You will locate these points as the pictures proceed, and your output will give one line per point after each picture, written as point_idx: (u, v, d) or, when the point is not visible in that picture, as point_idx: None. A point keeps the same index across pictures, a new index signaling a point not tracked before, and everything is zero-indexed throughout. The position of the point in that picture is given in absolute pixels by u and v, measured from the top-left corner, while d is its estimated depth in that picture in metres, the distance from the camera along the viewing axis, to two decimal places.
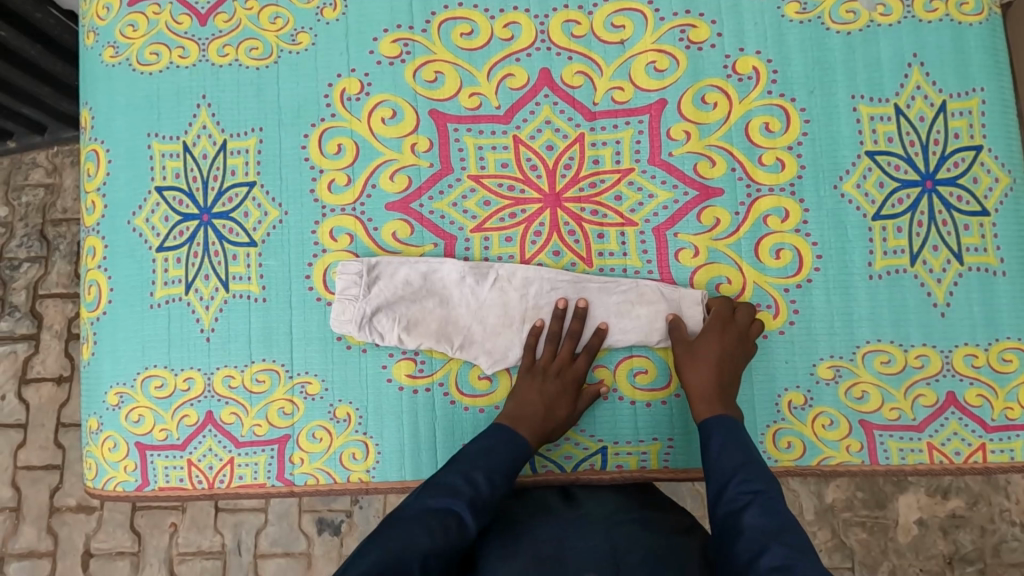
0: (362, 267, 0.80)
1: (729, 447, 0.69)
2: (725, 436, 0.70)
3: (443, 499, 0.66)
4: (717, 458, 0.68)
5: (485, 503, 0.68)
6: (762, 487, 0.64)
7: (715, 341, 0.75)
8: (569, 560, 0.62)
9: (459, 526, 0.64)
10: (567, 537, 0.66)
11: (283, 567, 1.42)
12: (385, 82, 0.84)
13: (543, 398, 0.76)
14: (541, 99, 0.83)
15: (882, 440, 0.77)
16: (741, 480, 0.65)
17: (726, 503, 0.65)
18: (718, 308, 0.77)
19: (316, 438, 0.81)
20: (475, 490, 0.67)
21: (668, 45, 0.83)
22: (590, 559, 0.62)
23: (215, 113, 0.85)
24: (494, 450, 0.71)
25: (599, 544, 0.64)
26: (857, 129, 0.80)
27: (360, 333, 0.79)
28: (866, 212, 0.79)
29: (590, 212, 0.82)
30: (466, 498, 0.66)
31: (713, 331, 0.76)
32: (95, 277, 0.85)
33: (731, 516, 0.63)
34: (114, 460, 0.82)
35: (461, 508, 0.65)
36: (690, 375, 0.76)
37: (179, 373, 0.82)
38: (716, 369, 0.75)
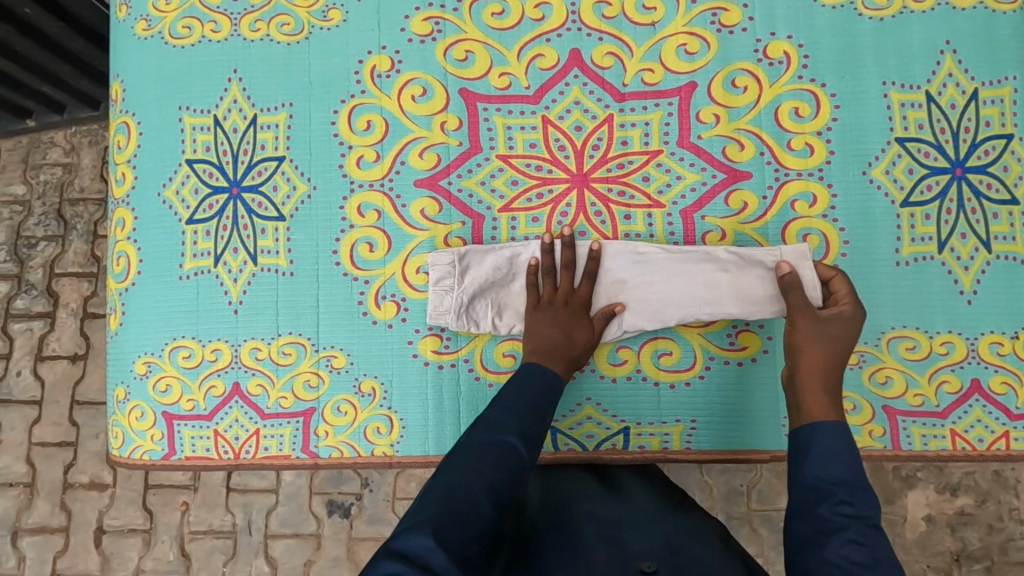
0: (454, 257, 0.80)
1: (841, 460, 0.63)
2: (833, 439, 0.65)
3: (494, 431, 0.65)
4: (818, 466, 0.63)
5: (534, 434, 0.67)
6: (862, 512, 0.59)
7: (845, 328, 0.72)
8: (633, 542, 0.63)
9: (513, 460, 0.63)
10: (625, 527, 0.67)
11: (292, 547, 1.44)
12: (415, 60, 0.84)
13: (569, 326, 0.76)
14: (571, 80, 0.83)
15: (905, 426, 0.77)
16: (841, 497, 0.60)
17: (812, 521, 0.60)
18: (847, 291, 0.75)
19: (341, 412, 0.82)
20: (522, 419, 0.67)
21: (699, 28, 0.83)
22: (649, 545, 0.63)
23: (246, 87, 0.85)
24: (530, 381, 0.71)
25: (655, 539, 0.64)
26: (888, 115, 0.80)
27: (458, 323, 0.79)
28: (895, 198, 0.79)
29: (617, 193, 0.82)
30: (514, 432, 0.65)
31: (847, 314, 0.73)
32: (124, 248, 0.86)
33: (818, 534, 0.58)
34: (140, 429, 0.83)
35: (513, 439, 0.65)
36: (807, 352, 0.71)
37: (207, 345, 0.83)
38: (835, 358, 0.71)
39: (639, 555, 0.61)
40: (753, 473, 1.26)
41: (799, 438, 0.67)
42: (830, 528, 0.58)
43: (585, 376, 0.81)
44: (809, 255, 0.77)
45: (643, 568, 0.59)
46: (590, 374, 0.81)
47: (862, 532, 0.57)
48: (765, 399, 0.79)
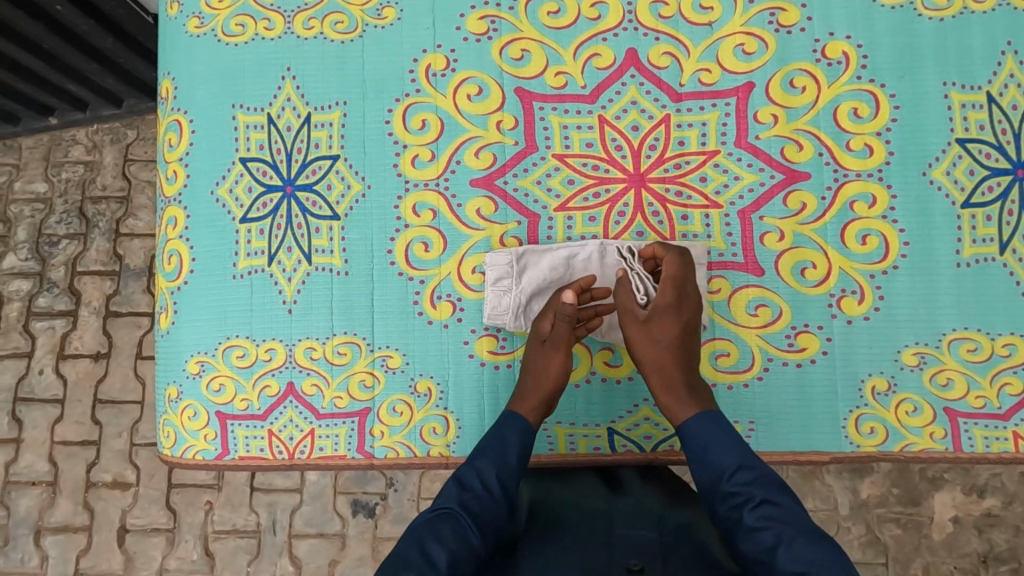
0: (511, 258, 0.80)
1: (717, 448, 0.67)
2: (704, 429, 0.68)
3: (435, 506, 0.66)
4: (699, 466, 0.67)
5: (484, 501, 0.67)
6: (751, 487, 0.64)
7: (673, 318, 0.73)
8: (621, 546, 0.67)
9: (456, 527, 0.64)
10: (618, 523, 0.70)
11: (316, 547, 1.43)
12: (470, 58, 0.84)
13: (541, 361, 0.76)
14: (628, 79, 0.83)
15: (966, 428, 0.77)
16: (734, 483, 0.64)
17: (727, 502, 0.64)
18: (675, 274, 0.74)
19: (396, 412, 0.81)
20: (472, 487, 0.68)
21: (757, 28, 0.82)
22: (641, 547, 0.67)
23: (300, 85, 0.85)
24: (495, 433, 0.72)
25: (648, 533, 0.69)
26: (948, 116, 0.80)
27: (516, 323, 0.80)
28: (955, 199, 0.79)
29: (674, 193, 0.82)
30: (456, 498, 0.66)
31: (665, 305, 0.73)
32: (176, 247, 0.85)
33: (732, 510, 0.64)
34: (194, 428, 0.83)
35: (452, 507, 0.66)
36: (653, 356, 0.72)
37: (261, 344, 0.82)
38: (682, 352, 0.72)
39: (628, 554, 0.66)
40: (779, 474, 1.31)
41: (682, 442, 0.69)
42: (735, 526, 0.63)
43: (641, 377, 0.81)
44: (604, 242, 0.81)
45: (631, 566, 0.64)
46: None
47: (761, 512, 0.62)
48: (825, 402, 0.79)
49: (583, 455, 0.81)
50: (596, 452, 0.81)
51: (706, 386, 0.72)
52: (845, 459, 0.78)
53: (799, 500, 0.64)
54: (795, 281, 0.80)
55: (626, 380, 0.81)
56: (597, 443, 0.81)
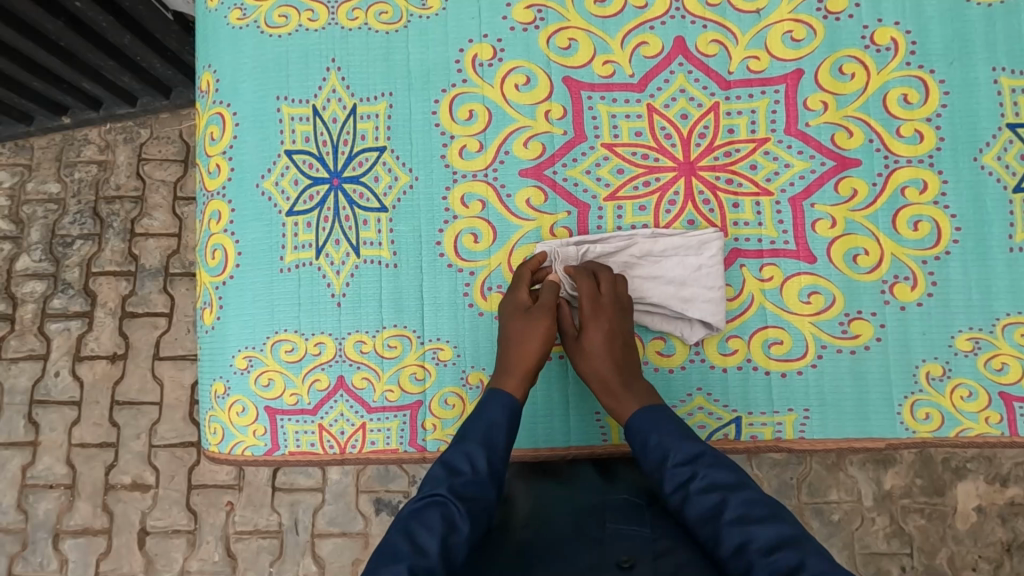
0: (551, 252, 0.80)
1: (656, 436, 0.68)
2: (647, 419, 0.70)
3: (426, 491, 0.63)
4: (644, 454, 0.68)
5: (471, 483, 0.64)
6: (691, 462, 0.65)
7: (601, 331, 0.74)
8: (612, 540, 0.63)
9: (446, 515, 0.60)
10: (609, 518, 0.67)
11: (340, 546, 1.42)
12: (518, 48, 0.83)
13: (524, 331, 0.75)
14: (676, 68, 0.83)
15: (1022, 412, 0.77)
16: (674, 464, 0.65)
17: (671, 479, 0.65)
18: (589, 290, 0.75)
19: (448, 405, 0.80)
20: (463, 473, 0.65)
21: (805, 15, 0.82)
22: (630, 540, 0.62)
23: (345, 77, 0.84)
24: (484, 413, 0.70)
25: (642, 529, 0.65)
26: (998, 101, 0.80)
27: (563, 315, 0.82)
28: (1007, 184, 0.79)
29: (724, 181, 0.81)
30: (443, 484, 0.63)
31: (590, 319, 0.74)
32: (221, 241, 0.84)
33: (680, 488, 0.64)
34: (242, 424, 0.82)
35: (442, 493, 0.62)
36: (595, 371, 0.74)
37: (310, 338, 0.81)
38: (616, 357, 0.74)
39: (619, 549, 0.61)
40: (802, 467, 1.35)
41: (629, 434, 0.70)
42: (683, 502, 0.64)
43: (694, 365, 0.81)
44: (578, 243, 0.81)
45: (621, 561, 0.59)
46: (700, 364, 0.81)
47: (703, 484, 0.63)
48: (879, 388, 0.79)
49: None
50: None
51: (645, 383, 0.75)
52: (901, 445, 0.78)
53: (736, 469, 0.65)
54: (848, 268, 0.80)
55: (679, 370, 0.81)
56: None
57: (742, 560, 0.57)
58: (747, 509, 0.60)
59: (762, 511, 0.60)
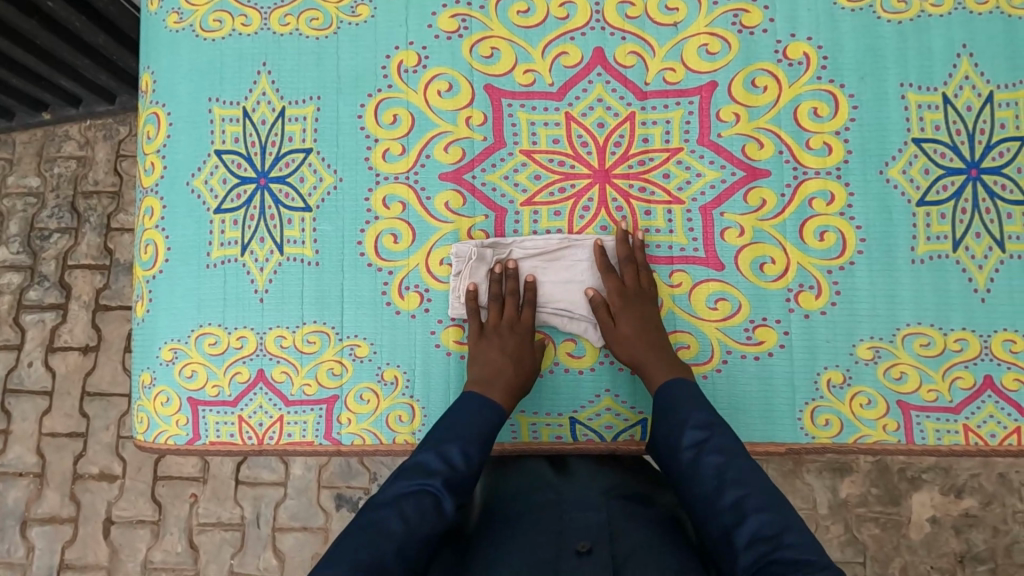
0: (473, 249, 0.82)
1: (677, 402, 0.71)
2: (673, 389, 0.73)
3: (416, 479, 0.65)
4: (666, 412, 0.71)
5: (461, 479, 0.67)
6: (707, 427, 0.68)
7: (637, 312, 0.79)
8: (569, 527, 0.65)
9: (436, 506, 0.63)
10: (567, 509, 0.68)
11: (301, 540, 1.44)
12: (442, 56, 0.86)
13: (512, 366, 0.78)
14: (594, 77, 0.85)
15: (919, 421, 0.79)
16: (692, 426, 0.68)
17: (688, 437, 0.68)
18: (629, 275, 0.81)
19: (363, 400, 0.83)
20: (451, 467, 0.67)
21: (721, 29, 0.84)
22: (590, 526, 0.64)
23: (275, 80, 0.87)
24: (473, 420, 0.72)
25: (597, 514, 0.66)
26: (905, 116, 0.81)
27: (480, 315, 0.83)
28: (911, 197, 0.80)
29: (638, 189, 0.84)
30: (439, 477, 0.65)
31: (628, 302, 0.80)
32: (152, 236, 0.87)
33: (693, 447, 0.67)
34: (166, 415, 0.85)
35: (435, 487, 0.64)
36: (633, 347, 0.78)
37: (233, 332, 0.84)
38: (646, 336, 0.78)
39: (576, 536, 0.63)
40: (758, 472, 1.35)
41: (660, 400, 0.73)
42: (690, 461, 0.66)
43: (604, 367, 0.84)
44: (471, 251, 0.82)
45: (579, 548, 0.61)
46: (608, 366, 0.83)
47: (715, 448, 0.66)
48: (782, 393, 0.81)
49: (545, 443, 0.83)
50: (558, 440, 0.83)
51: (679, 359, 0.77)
52: (801, 450, 0.80)
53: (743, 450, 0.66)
54: (755, 276, 0.82)
55: (589, 371, 0.84)
56: (561, 432, 0.83)
57: (734, 515, 0.60)
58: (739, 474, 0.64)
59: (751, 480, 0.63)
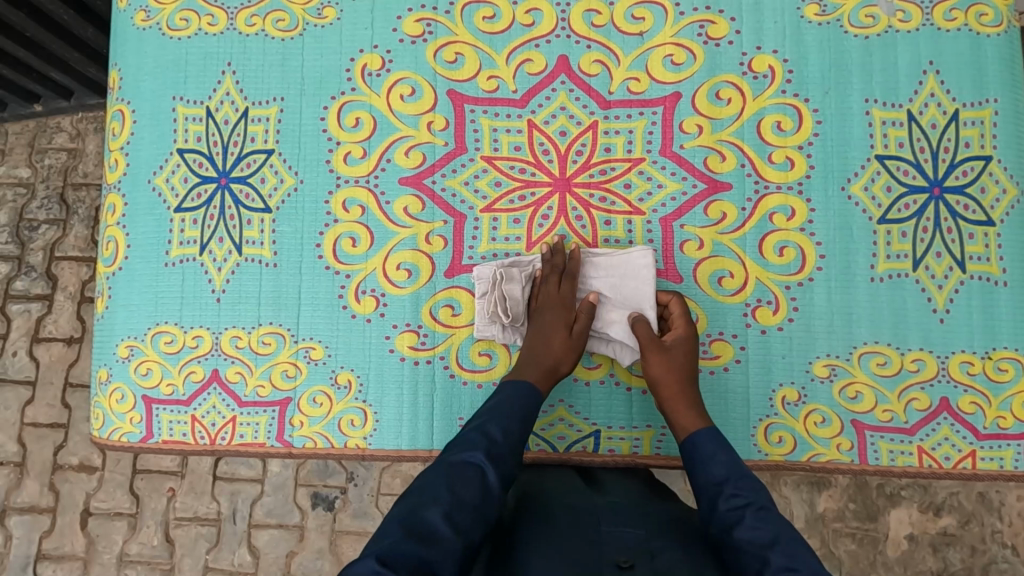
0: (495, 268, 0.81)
1: (720, 455, 0.68)
2: (710, 442, 0.70)
3: (463, 452, 0.65)
4: (705, 472, 0.67)
5: (502, 453, 0.66)
6: (752, 494, 0.63)
7: (689, 351, 0.77)
8: (608, 540, 0.61)
9: (480, 476, 0.62)
10: (603, 521, 0.65)
11: (275, 537, 1.44)
12: (406, 60, 0.86)
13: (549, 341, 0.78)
14: (558, 85, 0.85)
15: (873, 441, 0.78)
16: (732, 493, 0.64)
17: (728, 501, 0.63)
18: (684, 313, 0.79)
19: (316, 403, 0.83)
20: (491, 439, 0.66)
21: (686, 39, 0.84)
22: (625, 540, 0.61)
23: (239, 81, 0.87)
24: (514, 401, 0.71)
25: (635, 529, 0.63)
26: (868, 132, 0.81)
27: (504, 335, 0.81)
28: (872, 215, 0.80)
29: (598, 199, 0.83)
30: (481, 448, 0.65)
31: (682, 339, 0.78)
32: (113, 233, 0.87)
33: (733, 510, 0.62)
34: (121, 411, 0.85)
35: (478, 458, 0.64)
36: (677, 377, 0.75)
37: (189, 331, 0.84)
38: (690, 378, 0.75)
39: (616, 551, 0.59)
40: None
41: (693, 455, 0.69)
42: (733, 524, 0.61)
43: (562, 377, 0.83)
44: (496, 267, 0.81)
45: (620, 562, 0.58)
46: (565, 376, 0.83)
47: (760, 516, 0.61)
48: (736, 409, 0.80)
49: None
50: None
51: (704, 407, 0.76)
52: (753, 467, 0.79)
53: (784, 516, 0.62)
54: (713, 289, 0.81)
55: (597, 383, 0.83)
56: None
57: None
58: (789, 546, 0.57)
59: (804, 556, 0.56)
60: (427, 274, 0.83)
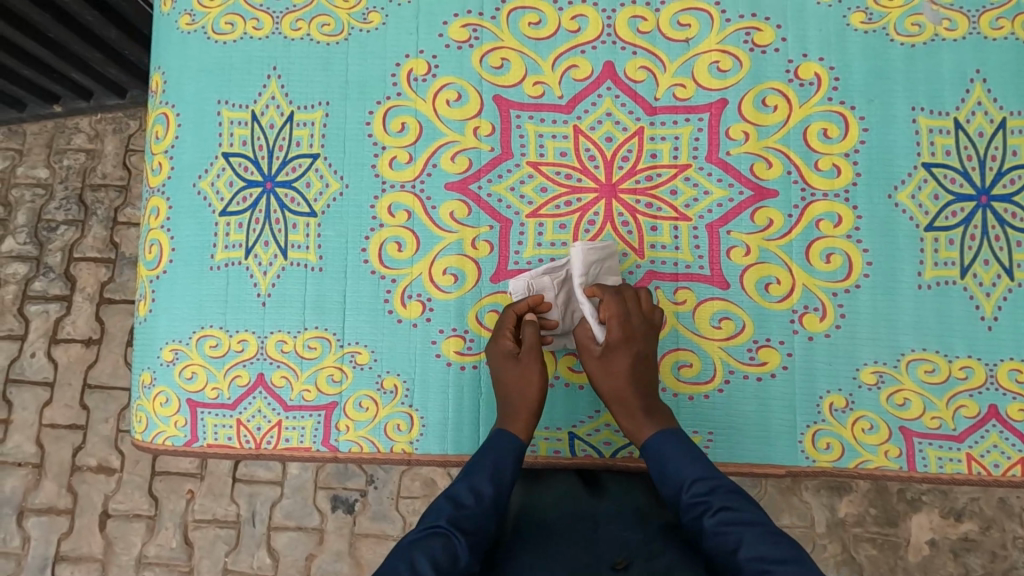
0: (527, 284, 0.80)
1: (672, 463, 0.69)
2: (664, 448, 0.70)
3: (427, 523, 0.63)
4: (666, 483, 0.69)
5: (473, 514, 0.65)
6: (709, 496, 0.65)
7: (629, 353, 0.74)
8: (602, 542, 0.66)
9: (449, 547, 0.60)
10: (603, 524, 0.70)
11: (294, 540, 1.44)
12: (451, 65, 0.86)
13: (519, 377, 0.76)
14: (603, 91, 0.85)
15: (921, 448, 0.78)
16: (691, 499, 0.66)
17: (688, 510, 0.66)
18: (617, 312, 0.75)
19: (362, 407, 0.83)
20: (472, 499, 0.66)
21: (732, 46, 0.84)
22: (623, 544, 0.66)
23: (284, 85, 0.87)
24: (489, 455, 0.71)
25: (632, 533, 0.68)
26: (915, 140, 0.81)
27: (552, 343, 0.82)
28: (919, 222, 0.80)
29: (644, 205, 0.83)
30: (446, 517, 0.63)
31: (615, 342, 0.74)
32: (157, 236, 0.87)
33: (696, 518, 0.65)
34: (165, 415, 0.85)
35: (444, 526, 0.62)
36: (615, 390, 0.73)
37: (234, 335, 0.84)
38: (633, 382, 0.73)
39: (612, 552, 0.64)
40: (754, 489, 1.34)
41: (654, 466, 0.71)
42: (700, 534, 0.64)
43: None
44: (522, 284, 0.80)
45: (615, 564, 0.63)
46: None
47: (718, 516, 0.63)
48: (784, 416, 0.80)
49: (543, 458, 0.82)
50: (556, 455, 0.82)
51: (658, 403, 0.74)
52: (800, 473, 0.80)
53: (753, 503, 0.64)
54: (759, 295, 0.81)
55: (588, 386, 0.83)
56: (558, 447, 0.83)
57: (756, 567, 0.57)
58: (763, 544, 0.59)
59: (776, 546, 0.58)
60: (473, 279, 0.84)
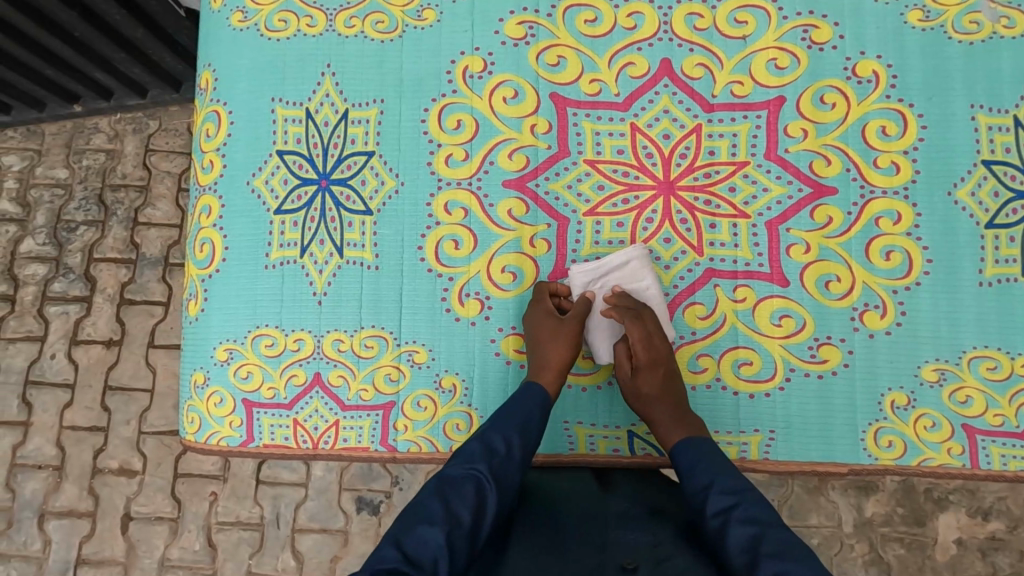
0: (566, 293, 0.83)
1: (702, 464, 0.68)
2: (694, 454, 0.70)
3: (462, 467, 0.65)
4: (690, 479, 0.68)
5: (505, 466, 0.67)
6: (735, 495, 0.64)
7: (656, 372, 0.76)
8: (612, 544, 0.62)
9: (480, 492, 0.63)
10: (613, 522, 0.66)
11: (319, 543, 1.42)
12: (507, 62, 0.85)
13: (550, 331, 0.78)
14: (661, 89, 0.85)
15: (984, 445, 0.78)
16: (717, 493, 0.65)
17: (712, 503, 0.64)
18: (640, 334, 0.77)
19: (420, 407, 0.82)
20: (506, 450, 0.68)
21: (790, 44, 0.84)
22: (635, 545, 0.62)
23: (339, 82, 0.86)
24: (521, 405, 0.73)
25: (645, 535, 0.64)
26: (974, 138, 0.81)
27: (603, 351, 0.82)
28: (979, 220, 0.80)
29: (703, 202, 0.83)
30: (484, 463, 0.66)
31: (641, 360, 0.77)
32: (209, 235, 0.86)
33: (721, 511, 0.63)
34: (219, 415, 0.84)
35: (479, 472, 0.65)
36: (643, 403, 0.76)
37: (290, 334, 0.83)
38: (662, 397, 0.75)
39: (622, 553, 0.61)
40: (783, 488, 1.33)
41: (681, 466, 0.70)
42: (718, 527, 0.62)
43: None
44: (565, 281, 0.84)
45: (625, 565, 0.59)
46: None
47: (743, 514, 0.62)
48: (845, 414, 0.80)
49: (603, 456, 0.83)
50: (616, 453, 0.83)
51: (693, 418, 0.75)
52: (862, 471, 0.79)
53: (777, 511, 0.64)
54: (820, 293, 0.81)
55: None
56: (618, 445, 0.83)
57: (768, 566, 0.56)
58: (786, 546, 0.58)
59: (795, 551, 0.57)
60: (532, 277, 0.83)
